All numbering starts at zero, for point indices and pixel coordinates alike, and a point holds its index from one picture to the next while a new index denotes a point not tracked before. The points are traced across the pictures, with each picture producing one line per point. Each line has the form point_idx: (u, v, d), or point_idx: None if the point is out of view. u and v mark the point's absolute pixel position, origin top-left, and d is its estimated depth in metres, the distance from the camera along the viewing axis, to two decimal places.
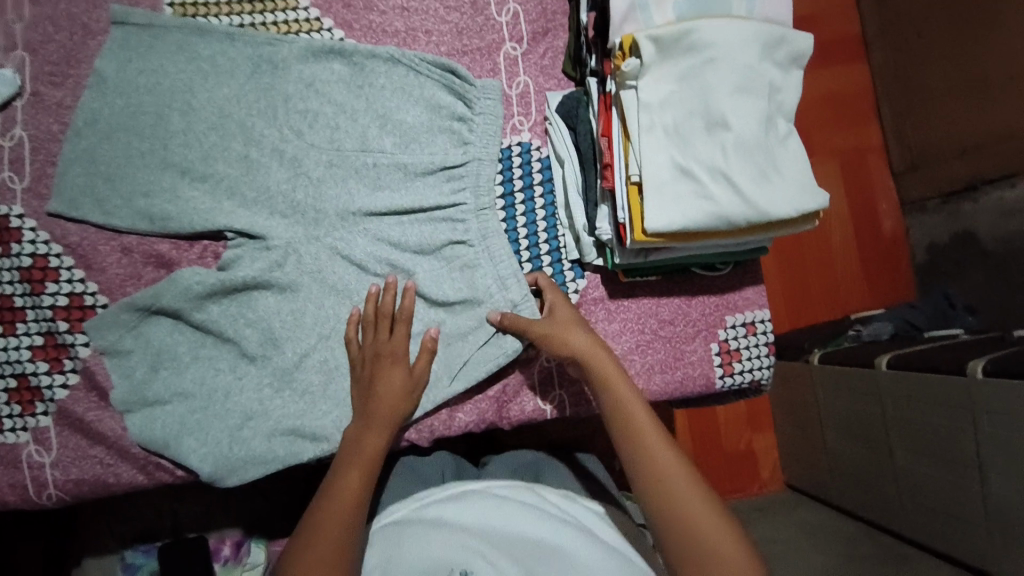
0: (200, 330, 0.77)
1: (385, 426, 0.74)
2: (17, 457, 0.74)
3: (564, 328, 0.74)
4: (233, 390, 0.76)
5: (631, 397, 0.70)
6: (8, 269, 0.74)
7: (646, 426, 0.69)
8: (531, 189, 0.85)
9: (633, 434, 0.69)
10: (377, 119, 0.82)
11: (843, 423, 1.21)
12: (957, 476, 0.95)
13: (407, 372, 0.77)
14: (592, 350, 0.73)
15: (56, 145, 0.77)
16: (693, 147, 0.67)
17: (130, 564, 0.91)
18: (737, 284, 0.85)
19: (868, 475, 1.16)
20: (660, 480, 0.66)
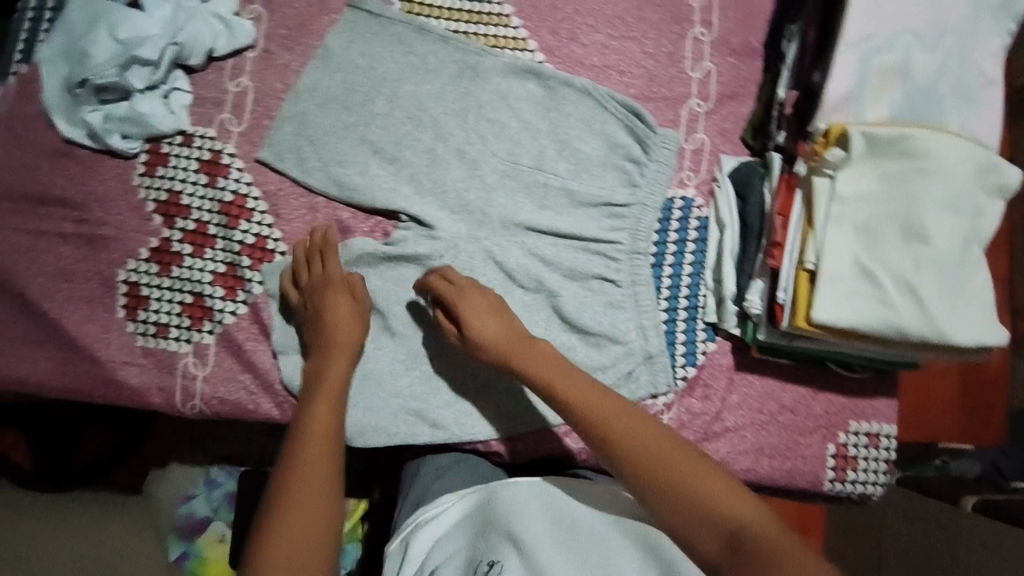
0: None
1: (346, 366, 0.77)
2: (173, 365, 0.82)
3: (511, 342, 0.72)
4: (372, 358, 0.82)
5: (637, 425, 0.63)
6: (212, 200, 0.83)
7: (651, 456, 0.60)
8: (683, 243, 0.86)
9: (647, 472, 0.60)
10: (557, 143, 0.86)
11: None
12: None
13: (358, 310, 0.79)
14: (551, 372, 0.69)
15: (276, 102, 0.85)
16: (881, 251, 0.68)
17: (213, 480, 1.11)
18: (869, 391, 0.84)
19: None
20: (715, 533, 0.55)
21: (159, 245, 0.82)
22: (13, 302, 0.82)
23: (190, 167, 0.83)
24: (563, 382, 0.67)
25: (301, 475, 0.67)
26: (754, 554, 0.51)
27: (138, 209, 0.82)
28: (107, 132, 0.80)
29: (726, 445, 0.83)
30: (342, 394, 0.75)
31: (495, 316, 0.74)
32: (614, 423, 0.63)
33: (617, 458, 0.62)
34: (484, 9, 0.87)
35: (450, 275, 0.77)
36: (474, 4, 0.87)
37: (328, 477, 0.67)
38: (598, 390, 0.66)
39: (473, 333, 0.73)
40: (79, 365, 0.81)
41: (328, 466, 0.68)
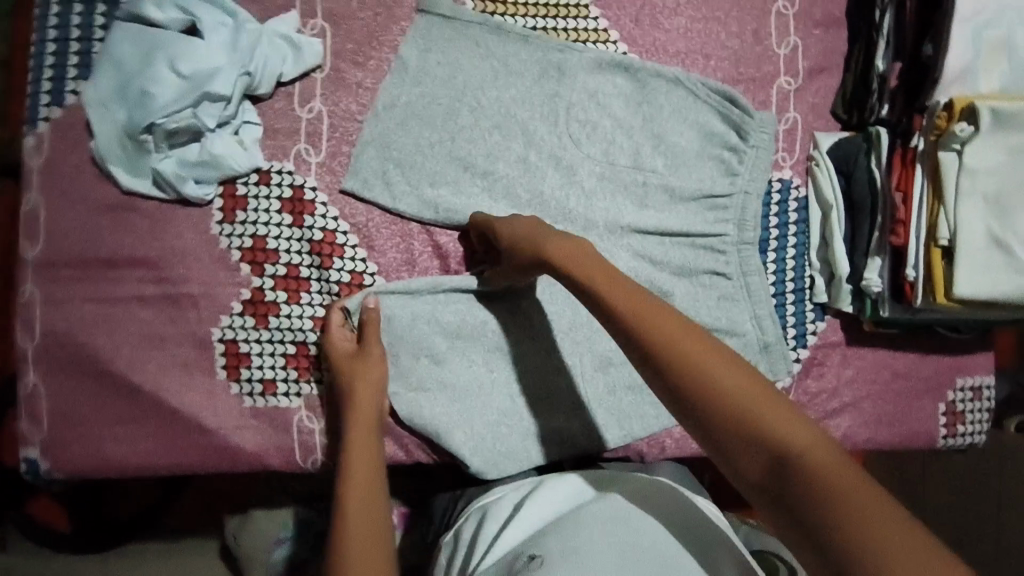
0: (460, 323, 0.78)
1: (371, 416, 0.69)
2: (287, 421, 0.77)
3: (548, 241, 0.66)
4: (487, 382, 0.79)
5: (691, 339, 0.52)
6: (301, 241, 0.77)
7: (716, 373, 0.49)
8: (785, 227, 0.86)
9: (687, 376, 0.50)
10: (652, 138, 0.83)
11: None
12: None
13: (376, 361, 0.73)
14: (590, 275, 0.61)
15: (354, 126, 0.78)
16: (1012, 220, 0.69)
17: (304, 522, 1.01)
18: (969, 348, 0.88)
19: None
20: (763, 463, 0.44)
21: (252, 295, 0.76)
22: (98, 380, 0.73)
23: (273, 208, 0.77)
24: (608, 287, 0.59)
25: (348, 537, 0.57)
26: (818, 492, 0.40)
27: (223, 260, 0.76)
28: (180, 179, 0.72)
29: (847, 419, 0.85)
30: (378, 400, 0.70)
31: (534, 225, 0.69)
32: (659, 327, 0.54)
33: (652, 356, 0.53)
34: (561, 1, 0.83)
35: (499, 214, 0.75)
36: None
37: (378, 540, 0.58)
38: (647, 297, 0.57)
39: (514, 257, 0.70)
40: (187, 437, 0.75)
41: (377, 526, 0.59)
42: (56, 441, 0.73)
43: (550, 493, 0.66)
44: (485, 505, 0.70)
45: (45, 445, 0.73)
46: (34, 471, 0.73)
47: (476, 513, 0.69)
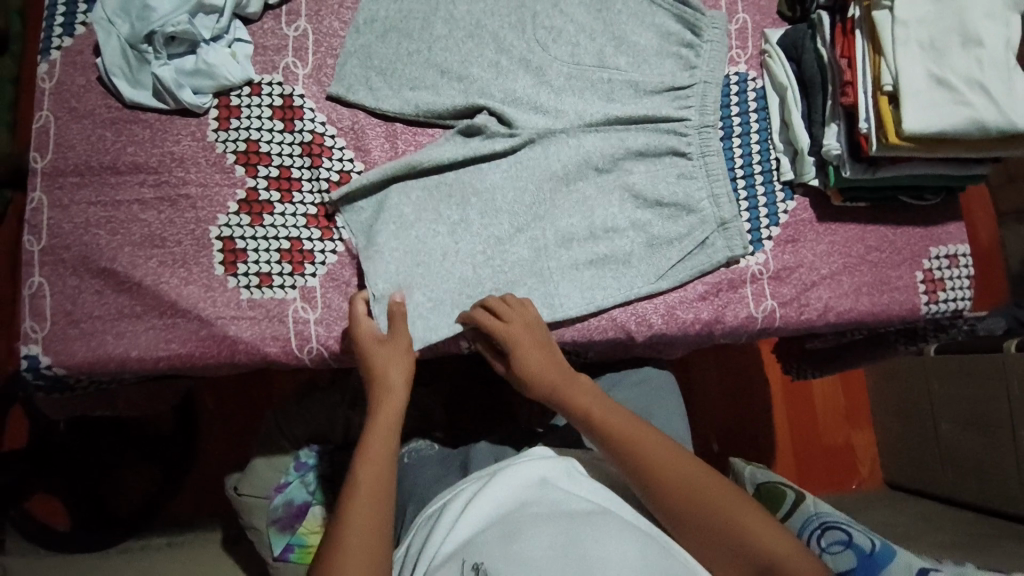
0: (430, 201, 0.83)
1: (399, 393, 0.74)
2: (284, 312, 0.80)
3: (556, 376, 0.75)
4: (451, 254, 0.82)
5: (633, 438, 0.68)
6: (292, 145, 0.83)
7: (669, 464, 0.66)
8: (747, 115, 0.91)
9: (674, 491, 0.65)
10: (613, 40, 0.89)
11: (958, 419, 1.44)
12: (990, 438, 1.35)
13: (402, 347, 0.76)
14: (579, 390, 0.74)
15: (337, 41, 0.86)
16: (949, 60, 0.73)
17: (304, 461, 1.07)
18: (939, 218, 0.91)
19: (950, 450, 1.47)
20: (697, 517, 0.63)
21: (247, 196, 0.81)
22: (100, 277, 0.77)
23: (264, 115, 0.82)
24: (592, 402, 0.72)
25: (357, 500, 0.64)
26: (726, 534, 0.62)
27: (219, 163, 0.81)
28: (178, 86, 0.78)
29: (826, 291, 0.88)
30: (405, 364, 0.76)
31: (546, 358, 0.76)
32: (636, 439, 0.68)
33: (634, 464, 0.67)
34: None
35: (500, 304, 0.77)
36: None
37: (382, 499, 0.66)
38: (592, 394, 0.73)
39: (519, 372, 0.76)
40: (186, 328, 0.78)
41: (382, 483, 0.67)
42: (59, 337, 0.76)
43: (495, 491, 0.68)
44: (432, 511, 0.72)
45: (47, 341, 0.76)
46: (35, 368, 0.76)
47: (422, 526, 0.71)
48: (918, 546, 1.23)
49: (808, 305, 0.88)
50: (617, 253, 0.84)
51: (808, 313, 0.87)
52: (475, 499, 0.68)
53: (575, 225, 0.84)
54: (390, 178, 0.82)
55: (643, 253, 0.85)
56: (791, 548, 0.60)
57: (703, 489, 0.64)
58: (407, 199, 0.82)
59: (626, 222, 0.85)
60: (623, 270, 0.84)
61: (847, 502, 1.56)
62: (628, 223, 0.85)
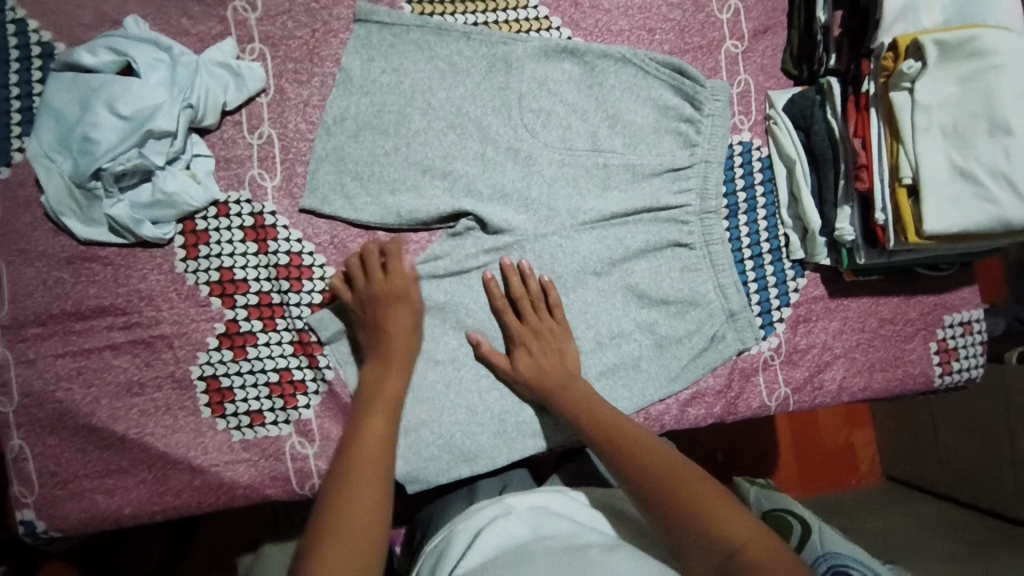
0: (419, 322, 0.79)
1: (402, 363, 0.71)
2: (280, 450, 0.75)
3: (559, 382, 0.75)
4: (453, 380, 0.80)
5: (620, 428, 0.67)
6: (268, 267, 0.75)
7: (654, 459, 0.62)
8: (752, 188, 0.85)
9: (646, 472, 0.61)
10: (607, 119, 0.83)
11: (957, 425, 1.41)
12: (993, 447, 1.32)
13: (415, 318, 0.74)
14: (572, 395, 0.73)
15: (305, 145, 0.77)
16: (973, 149, 0.68)
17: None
18: (954, 284, 0.87)
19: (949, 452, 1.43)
20: (670, 507, 0.57)
21: (227, 328, 0.74)
22: (82, 433, 0.73)
23: (235, 239, 0.75)
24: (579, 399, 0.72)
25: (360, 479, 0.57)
26: (690, 516, 0.55)
27: (193, 296, 0.74)
28: (136, 222, 0.71)
29: (840, 370, 0.85)
30: (409, 323, 0.73)
31: (553, 357, 0.78)
32: (633, 439, 0.65)
33: (612, 452, 0.65)
34: (516, 17, 0.83)
35: (534, 292, 0.79)
36: (491, 15, 0.83)
37: (377, 465, 0.59)
38: (588, 395, 0.73)
39: (534, 375, 0.76)
40: (179, 480, 0.73)
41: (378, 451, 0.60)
42: (48, 500, 0.72)
43: (508, 522, 0.63)
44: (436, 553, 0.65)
45: (39, 505, 0.72)
46: (32, 532, 0.72)
47: (430, 557, 0.67)
48: (919, 561, 1.18)
49: (823, 388, 0.85)
50: (623, 358, 0.82)
51: (822, 397, 0.85)
52: (488, 528, 0.63)
53: (581, 337, 0.82)
54: None
55: (652, 353, 0.83)
56: (760, 540, 0.52)
57: (679, 471, 0.60)
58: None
59: (630, 324, 0.83)
60: (634, 374, 0.83)
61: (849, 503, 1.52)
62: (628, 324, 0.83)
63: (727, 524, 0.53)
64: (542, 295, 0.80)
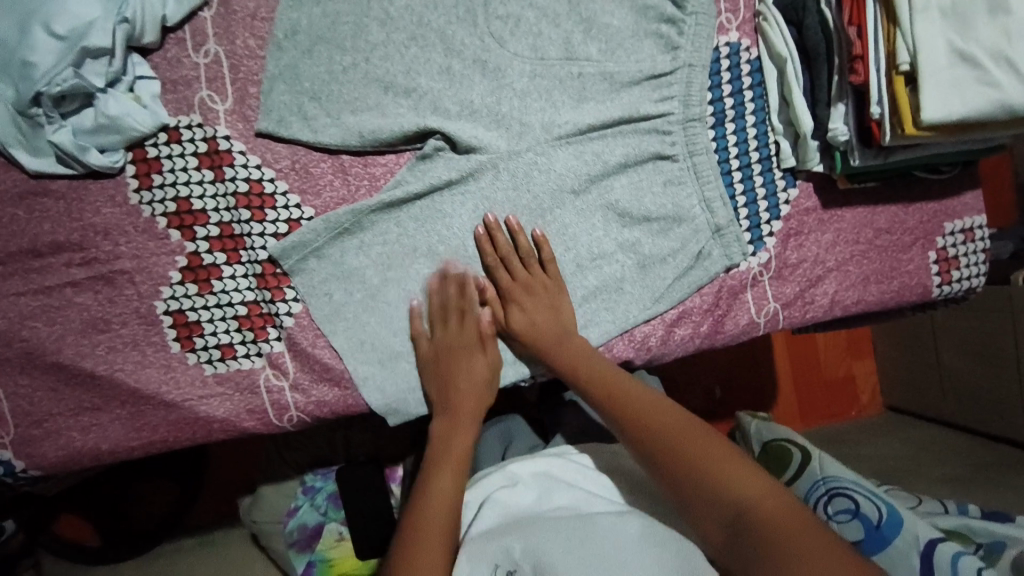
0: (389, 250, 0.76)
1: (473, 427, 0.74)
2: (255, 382, 0.73)
3: (549, 342, 0.74)
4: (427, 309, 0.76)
5: (624, 392, 0.68)
6: (227, 196, 0.72)
7: (659, 425, 0.63)
8: (740, 94, 0.80)
9: (655, 442, 0.62)
10: (581, 23, 0.76)
11: (961, 349, 1.39)
12: (996, 369, 1.30)
13: (491, 373, 0.77)
14: (574, 361, 0.72)
15: (256, 63, 0.72)
16: (975, 30, 0.62)
17: (310, 486, 1.01)
18: (955, 190, 0.82)
19: (951, 378, 1.43)
20: (683, 475, 0.59)
21: (189, 261, 0.71)
22: (51, 372, 0.71)
23: (190, 166, 0.71)
24: (586, 363, 0.72)
25: (421, 527, 0.63)
26: (701, 484, 0.58)
27: (150, 229, 0.71)
28: (81, 149, 0.67)
29: (832, 284, 0.81)
30: (478, 381, 0.76)
31: (545, 313, 0.75)
32: (638, 405, 0.66)
33: (621, 421, 0.66)
34: None
35: (523, 247, 0.76)
36: None
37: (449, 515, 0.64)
38: (591, 356, 0.73)
39: (529, 333, 0.75)
40: (154, 415, 0.72)
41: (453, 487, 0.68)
42: (25, 440, 0.72)
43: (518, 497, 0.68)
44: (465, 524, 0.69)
45: (17, 446, 0.71)
46: (11, 472, 0.72)
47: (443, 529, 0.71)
48: (919, 483, 1.18)
49: (814, 303, 0.81)
50: (605, 281, 0.79)
51: (814, 312, 0.81)
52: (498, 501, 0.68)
53: (560, 261, 0.78)
54: (340, 232, 0.74)
55: (635, 275, 0.79)
56: (770, 498, 0.54)
57: (688, 437, 0.61)
58: (367, 258, 0.75)
59: (613, 244, 0.79)
60: (616, 297, 0.79)
61: (848, 433, 1.51)
62: (610, 243, 0.79)
63: (739, 489, 0.56)
64: (536, 250, 0.77)
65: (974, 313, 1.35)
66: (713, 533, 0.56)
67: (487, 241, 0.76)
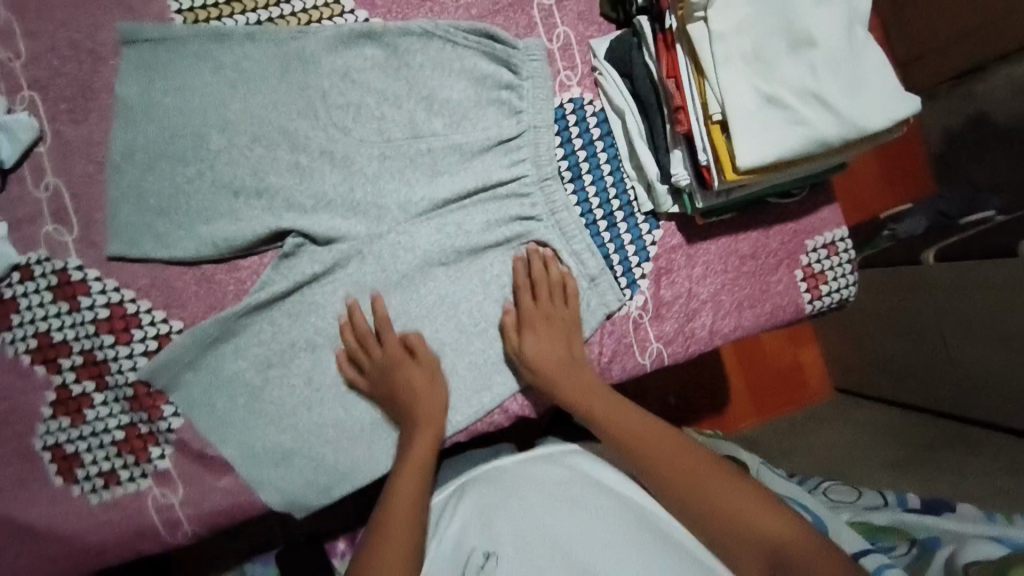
0: (266, 349, 0.75)
1: (431, 439, 0.73)
2: (142, 505, 0.74)
3: (564, 371, 0.75)
4: (315, 402, 0.76)
5: (651, 436, 0.70)
6: (87, 324, 0.72)
7: (683, 464, 0.67)
8: (592, 146, 0.81)
9: (678, 484, 0.66)
10: (423, 101, 0.78)
11: (891, 328, 1.30)
12: (924, 347, 1.23)
13: (432, 373, 0.75)
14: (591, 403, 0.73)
15: (97, 187, 0.73)
16: (776, 72, 0.65)
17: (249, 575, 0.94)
18: (812, 207, 0.85)
19: (891, 358, 1.34)
20: (708, 513, 0.63)
21: (57, 394, 0.72)
22: None
23: (45, 300, 0.71)
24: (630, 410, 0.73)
25: (392, 517, 0.66)
26: (727, 523, 0.62)
27: (14, 368, 0.72)
28: None
29: (709, 316, 0.83)
30: (434, 400, 0.74)
31: (557, 342, 0.76)
32: (668, 447, 0.69)
33: (643, 463, 0.68)
34: (308, 5, 0.78)
35: (538, 277, 0.77)
36: (281, 9, 0.77)
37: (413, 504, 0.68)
38: (620, 399, 0.74)
39: (546, 364, 0.75)
40: (47, 551, 0.72)
41: (418, 483, 0.70)
42: None
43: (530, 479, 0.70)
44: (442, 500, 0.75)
45: None
46: None
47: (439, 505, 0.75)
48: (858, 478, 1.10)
49: (694, 335, 0.83)
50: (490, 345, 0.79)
51: (695, 345, 0.83)
52: (511, 485, 0.70)
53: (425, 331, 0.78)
54: (211, 339, 0.74)
55: None
56: (794, 535, 0.59)
57: (712, 477, 0.65)
58: (245, 361, 0.75)
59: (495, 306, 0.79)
60: (506, 356, 0.79)
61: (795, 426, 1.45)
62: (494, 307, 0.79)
63: (763, 525, 0.61)
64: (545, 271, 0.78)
65: (891, 292, 1.28)
66: (750, 561, 0.60)
67: (359, 313, 0.75)
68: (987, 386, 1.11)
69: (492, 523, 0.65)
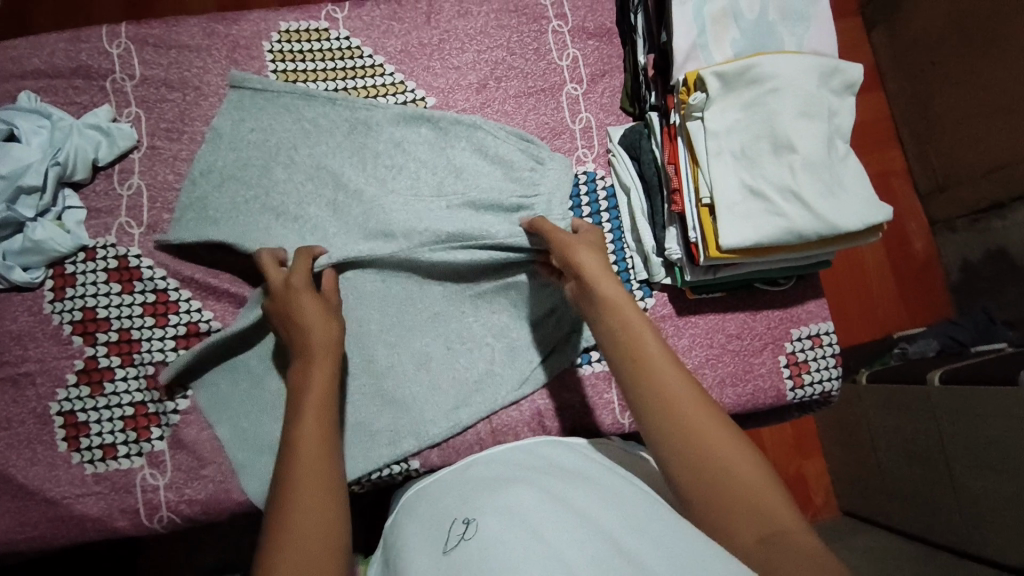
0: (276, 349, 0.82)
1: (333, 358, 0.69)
2: (131, 482, 0.78)
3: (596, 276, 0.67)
4: None
5: (663, 370, 0.56)
6: (133, 305, 0.82)
7: (691, 419, 0.54)
8: (598, 214, 0.90)
9: (685, 441, 0.53)
10: (453, 172, 0.89)
11: (898, 448, 1.19)
12: (930, 473, 1.11)
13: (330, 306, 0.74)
14: (615, 305, 0.63)
15: (171, 193, 0.86)
16: (761, 169, 0.74)
17: None
18: (799, 298, 0.91)
19: (894, 479, 1.21)
20: (705, 478, 0.51)
21: (85, 364, 0.80)
22: None
23: (99, 280, 0.82)
24: (647, 340, 0.59)
25: (299, 476, 0.57)
26: (727, 499, 0.50)
27: (56, 334, 0.81)
28: (7, 268, 0.79)
29: None
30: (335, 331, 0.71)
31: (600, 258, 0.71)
32: (675, 400, 0.55)
33: (646, 405, 0.56)
34: (377, 83, 0.92)
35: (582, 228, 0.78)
36: (359, 82, 0.92)
37: (335, 480, 0.57)
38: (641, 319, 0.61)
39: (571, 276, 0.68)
40: (35, 511, 0.77)
41: (334, 447, 0.61)
42: None
43: (502, 470, 0.64)
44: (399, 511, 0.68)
45: None
46: None
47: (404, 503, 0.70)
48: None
49: None
50: (480, 378, 0.85)
51: None
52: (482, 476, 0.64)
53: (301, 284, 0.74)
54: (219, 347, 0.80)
55: (506, 368, 0.85)
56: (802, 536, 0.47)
57: (721, 444, 0.52)
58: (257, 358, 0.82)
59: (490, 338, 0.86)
60: (490, 386, 0.85)
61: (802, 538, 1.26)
62: (489, 339, 0.86)
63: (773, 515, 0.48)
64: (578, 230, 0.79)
65: (894, 405, 1.18)
66: (742, 540, 0.48)
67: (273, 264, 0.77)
68: (990, 522, 0.99)
69: (475, 498, 0.58)
